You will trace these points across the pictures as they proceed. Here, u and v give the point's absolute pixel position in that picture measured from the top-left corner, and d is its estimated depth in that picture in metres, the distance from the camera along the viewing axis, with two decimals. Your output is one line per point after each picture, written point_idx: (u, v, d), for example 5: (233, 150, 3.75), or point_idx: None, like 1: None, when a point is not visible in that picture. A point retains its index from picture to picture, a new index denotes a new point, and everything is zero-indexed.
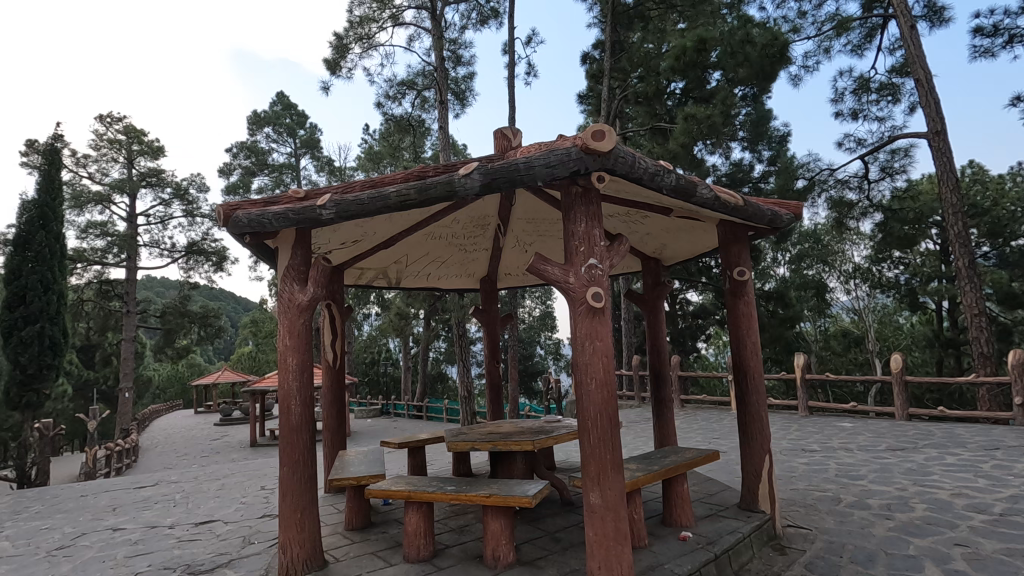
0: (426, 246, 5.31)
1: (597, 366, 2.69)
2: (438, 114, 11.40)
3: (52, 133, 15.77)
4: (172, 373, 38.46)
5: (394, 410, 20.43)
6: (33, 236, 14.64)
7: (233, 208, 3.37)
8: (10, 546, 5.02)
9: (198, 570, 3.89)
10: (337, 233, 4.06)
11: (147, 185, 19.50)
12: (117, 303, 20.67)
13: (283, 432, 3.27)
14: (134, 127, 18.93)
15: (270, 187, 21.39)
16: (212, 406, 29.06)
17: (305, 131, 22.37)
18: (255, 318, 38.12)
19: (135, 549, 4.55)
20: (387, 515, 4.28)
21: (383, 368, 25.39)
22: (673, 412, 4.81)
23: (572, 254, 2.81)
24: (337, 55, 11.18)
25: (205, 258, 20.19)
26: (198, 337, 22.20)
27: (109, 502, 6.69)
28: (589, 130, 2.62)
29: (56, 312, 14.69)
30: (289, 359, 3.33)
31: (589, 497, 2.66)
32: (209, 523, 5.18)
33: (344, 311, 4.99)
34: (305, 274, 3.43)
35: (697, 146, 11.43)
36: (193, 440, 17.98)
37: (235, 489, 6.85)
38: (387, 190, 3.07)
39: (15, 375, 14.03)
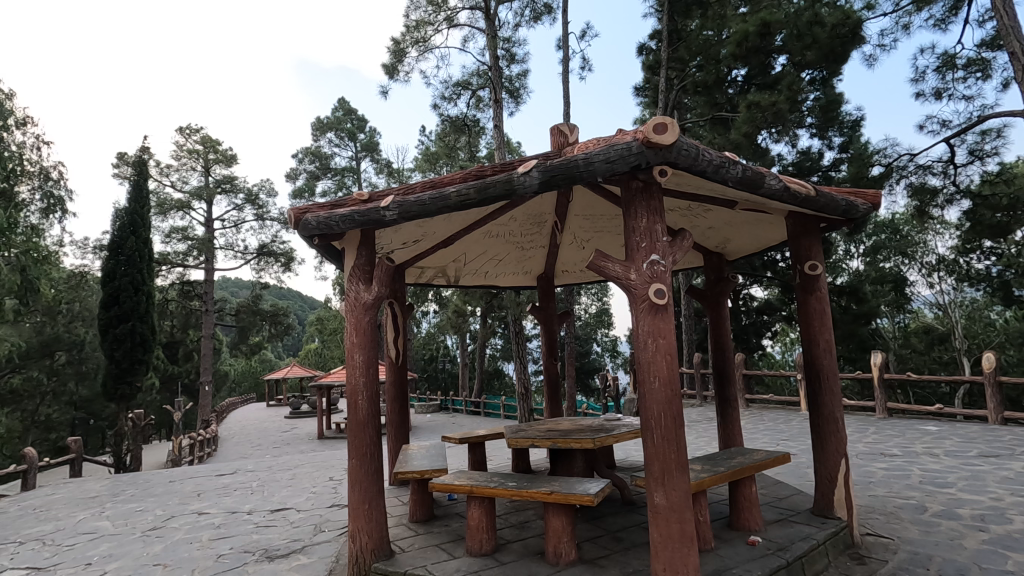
0: (483, 245, 5.37)
1: (659, 364, 2.64)
2: (493, 113, 11.50)
3: (140, 145, 17.13)
4: (246, 369, 40.76)
5: (453, 406, 20.81)
6: (125, 241, 15.88)
7: (304, 210, 3.55)
8: (111, 525, 5.50)
9: (275, 554, 4.12)
10: (398, 234, 4.18)
11: (222, 191, 20.76)
12: (197, 303, 22.19)
13: (351, 426, 3.40)
14: (210, 137, 20.18)
15: (334, 190, 22.22)
16: (283, 400, 30.63)
17: (364, 134, 23.11)
18: (321, 316, 39.72)
19: (218, 532, 4.87)
20: (449, 509, 4.37)
21: (441, 365, 25.93)
22: (739, 412, 4.65)
23: (633, 251, 2.77)
24: (394, 59, 11.47)
25: (275, 259, 21.29)
26: (268, 334, 23.44)
27: (194, 487, 7.19)
28: (650, 123, 2.55)
29: (145, 310, 15.84)
30: (356, 355, 3.46)
31: (653, 497, 2.61)
32: (282, 511, 5.47)
33: (406, 310, 5.14)
34: (370, 272, 3.55)
35: (761, 136, 10.98)
36: (266, 432, 19.01)
37: (306, 479, 7.19)
38: (447, 190, 3.12)
39: (112, 369, 15.30)
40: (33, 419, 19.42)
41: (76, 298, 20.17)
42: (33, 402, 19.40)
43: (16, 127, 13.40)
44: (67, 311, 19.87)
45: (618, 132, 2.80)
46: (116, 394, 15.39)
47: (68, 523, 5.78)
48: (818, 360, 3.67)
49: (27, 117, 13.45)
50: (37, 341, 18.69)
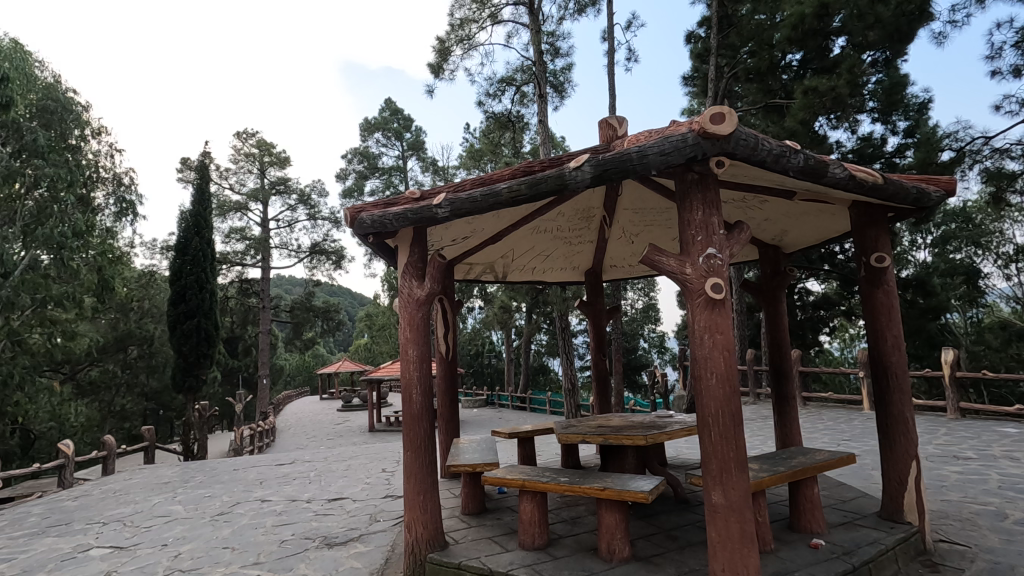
0: (531, 241, 5.38)
1: (717, 360, 2.58)
2: (537, 109, 11.47)
3: (201, 150, 18.04)
4: (300, 363, 42.43)
5: (499, 401, 20.98)
6: (190, 241, 16.80)
7: (359, 209, 3.64)
8: (183, 510, 5.85)
9: (334, 541, 4.27)
10: (449, 231, 4.25)
11: (277, 193, 21.61)
12: (254, 300, 23.24)
13: (405, 419, 3.48)
14: (265, 141, 21.04)
15: (382, 189, 22.69)
16: (335, 393, 31.63)
17: (411, 133, 23.50)
18: (370, 312, 40.72)
19: (280, 519, 5.10)
20: (500, 503, 4.42)
21: (487, 361, 26.13)
22: (798, 411, 4.48)
23: (689, 245, 2.71)
24: (439, 58, 11.60)
25: (326, 257, 22.01)
26: (321, 329, 24.25)
27: (256, 476, 7.55)
28: (707, 112, 2.48)
29: (210, 307, 16.68)
30: (410, 350, 3.53)
31: (710, 496, 2.55)
32: (339, 500, 5.67)
33: (455, 307, 5.21)
34: (422, 269, 3.62)
35: (818, 122, 10.52)
36: (320, 424, 19.67)
37: (360, 470, 7.43)
38: (499, 186, 3.14)
39: (181, 362, 16.23)
40: (110, 409, 20.84)
41: (146, 296, 21.47)
42: (109, 393, 20.84)
43: (92, 136, 14.35)
44: (139, 308, 21.16)
45: (672, 123, 2.75)
46: (185, 386, 16.32)
47: (145, 506, 6.19)
48: (886, 356, 3.50)
49: (102, 126, 14.38)
50: (112, 336, 19.99)
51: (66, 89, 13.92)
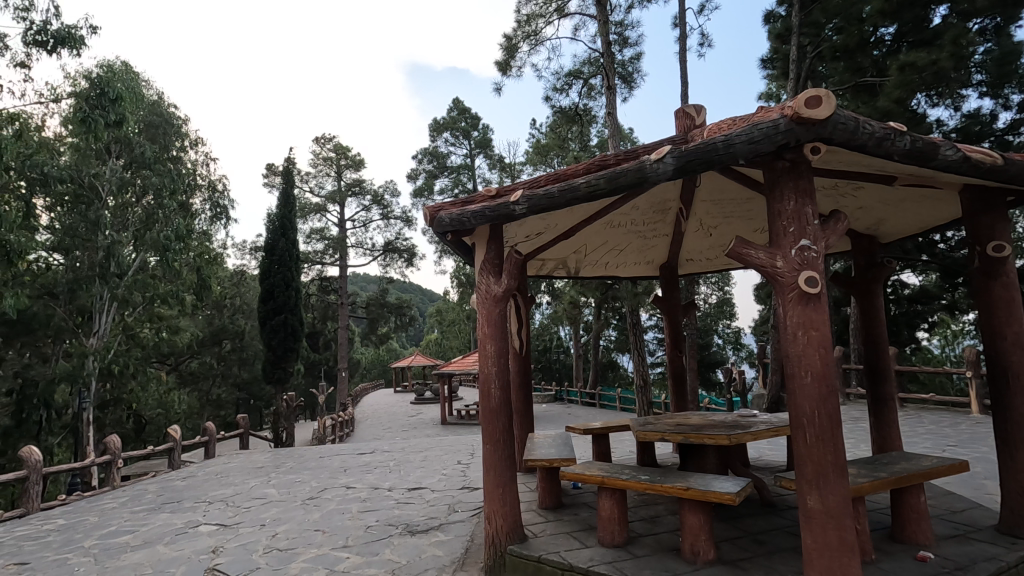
0: (605, 235, 5.30)
1: (812, 357, 2.45)
2: (605, 100, 11.29)
3: (284, 157, 19.19)
4: (376, 357, 44.34)
5: (568, 396, 20.92)
6: (277, 241, 17.91)
7: (437, 208, 3.73)
8: (276, 493, 6.27)
9: (416, 529, 4.44)
10: (523, 227, 4.27)
11: (352, 194, 22.62)
12: (333, 297, 24.47)
13: (484, 413, 3.53)
14: (342, 145, 22.10)
15: (451, 187, 23.18)
16: (409, 387, 32.78)
17: (478, 132, 23.80)
18: (441, 308, 41.82)
19: (365, 505, 5.36)
20: (577, 499, 4.43)
21: (555, 356, 26.11)
22: (897, 414, 4.15)
23: (779, 236, 2.58)
24: (507, 55, 11.66)
25: (399, 255, 22.80)
26: (394, 325, 25.12)
27: (340, 464, 7.97)
28: (801, 95, 2.35)
29: (295, 303, 17.75)
30: (488, 346, 3.59)
31: (805, 500, 2.44)
32: (418, 489, 5.87)
33: (528, 302, 5.24)
34: (499, 266, 3.66)
35: (914, 100, 9.70)
36: (395, 416, 20.42)
37: (437, 461, 7.66)
38: (576, 181, 3.12)
39: (270, 356, 17.34)
40: (208, 397, 22.68)
41: (238, 293, 23.19)
42: (207, 383, 22.68)
43: (190, 147, 15.61)
44: (231, 304, 22.86)
45: (760, 109, 2.63)
46: (274, 377, 17.42)
47: (244, 488, 6.70)
48: (1004, 356, 3.19)
49: (199, 138, 15.60)
50: (209, 331, 21.63)
51: (169, 105, 15.23)
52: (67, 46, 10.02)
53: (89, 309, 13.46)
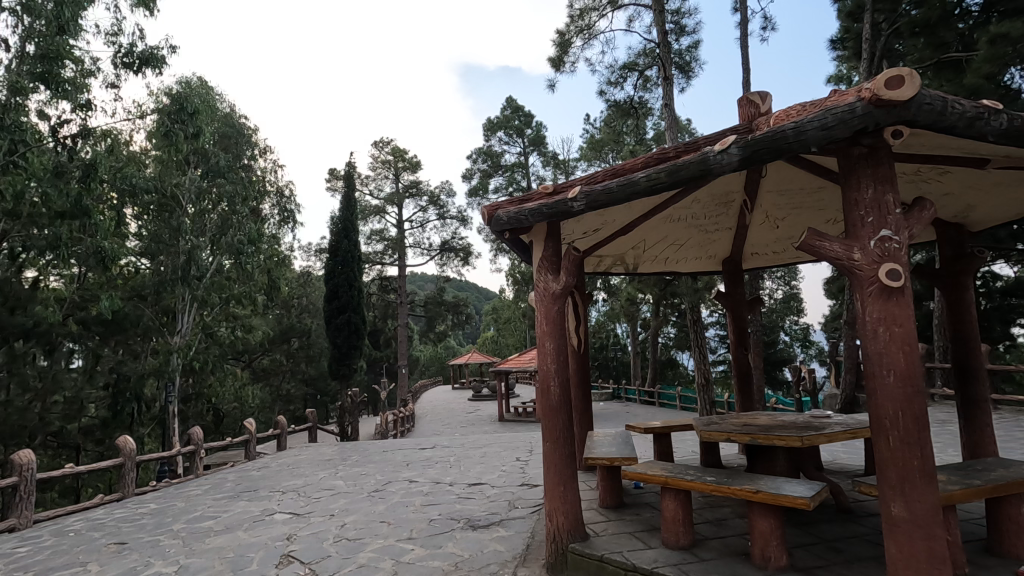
0: (664, 230, 5.18)
1: (895, 355, 2.30)
2: (662, 92, 11.02)
3: (346, 161, 19.91)
4: (434, 354, 45.30)
5: (626, 395, 20.62)
6: (340, 243, 18.61)
7: (495, 207, 3.76)
8: (344, 485, 6.53)
9: (478, 524, 4.51)
10: (581, 223, 4.24)
11: (410, 196, 23.18)
12: (393, 296, 25.20)
13: (544, 410, 3.53)
14: (399, 148, 22.69)
15: (505, 186, 23.31)
16: (466, 383, 33.28)
17: (531, 129, 23.79)
18: (496, 306, 42.20)
19: (427, 499, 5.50)
20: (638, 498, 4.36)
21: (612, 354, 25.79)
22: (992, 417, 3.83)
23: (856, 226, 2.44)
24: (560, 51, 11.59)
25: (455, 254, 23.17)
26: (452, 323, 25.56)
27: (403, 458, 8.20)
28: (881, 76, 2.21)
29: (358, 302, 18.40)
30: (547, 343, 3.58)
31: (889, 507, 2.29)
32: (479, 485, 5.96)
33: (586, 299, 5.21)
34: (557, 263, 3.65)
35: (1007, 75, 8.88)
36: (453, 412, 20.79)
37: (496, 457, 7.74)
38: (636, 175, 3.07)
39: (335, 353, 18.06)
40: (278, 392, 23.90)
41: (305, 293, 24.29)
42: (278, 378, 23.89)
43: (260, 155, 16.48)
44: (299, 304, 23.98)
45: (833, 93, 2.49)
46: (339, 373, 18.13)
47: (313, 479, 7.01)
48: None
49: (268, 146, 16.44)
50: (278, 330, 22.79)
51: (240, 116, 16.13)
52: (150, 66, 10.80)
53: (173, 309, 14.48)
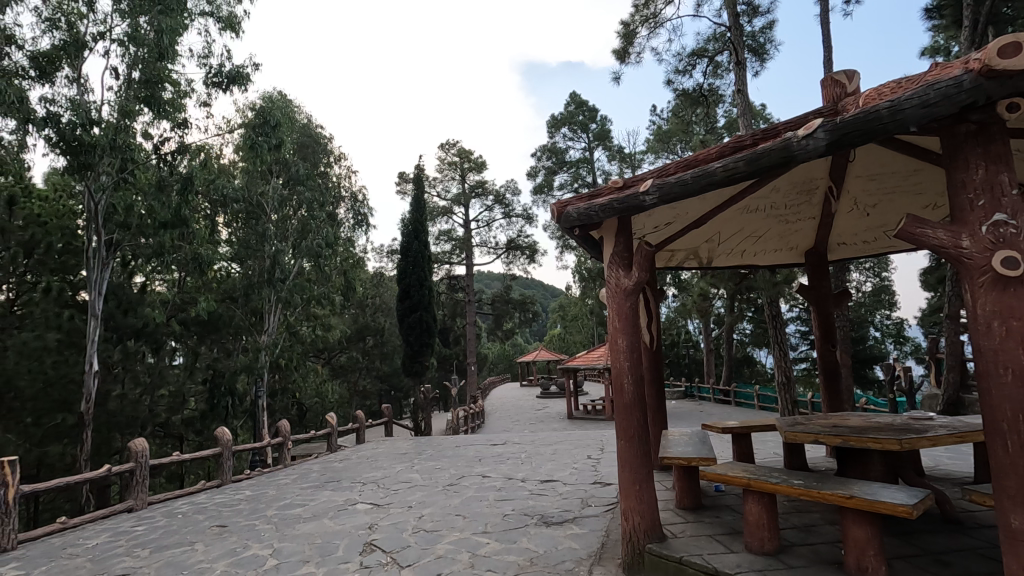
0: (740, 222, 4.96)
1: (1013, 352, 2.08)
2: (734, 78, 10.55)
3: (414, 165, 20.51)
4: (502, 352, 45.86)
5: (699, 394, 19.97)
6: (412, 244, 19.19)
7: (564, 204, 3.74)
8: (420, 478, 6.75)
9: (551, 520, 4.52)
10: (652, 217, 4.15)
11: (476, 195, 23.54)
12: (461, 294, 25.72)
13: (618, 408, 3.48)
14: (465, 149, 23.11)
15: (570, 183, 23.15)
16: (534, 381, 33.41)
17: (596, 124, 23.47)
18: (563, 303, 42.09)
19: (501, 494, 5.58)
20: (718, 501, 4.21)
21: (684, 351, 25.03)
22: None
23: (964, 211, 2.23)
24: (625, 42, 11.36)
25: (521, 252, 23.31)
26: (519, 321, 25.73)
27: (476, 453, 8.36)
28: (992, 44, 2.01)
29: (428, 302, 18.94)
30: (620, 340, 3.53)
31: (1006, 518, 2.10)
32: (551, 482, 5.97)
33: (657, 295, 5.08)
34: (629, 259, 3.59)
35: None
36: (522, 409, 20.93)
37: (567, 455, 7.73)
38: (712, 166, 2.96)
39: (408, 351, 18.67)
40: (355, 387, 25.05)
41: (378, 293, 25.28)
42: (355, 375, 25.02)
43: (336, 162, 17.30)
44: (372, 304, 25.00)
45: (935, 66, 2.30)
46: (412, 371, 18.74)
47: (391, 472, 7.30)
48: None
49: (342, 153, 17.23)
50: (354, 329, 23.90)
51: (316, 126, 17.01)
52: (237, 84, 11.62)
53: (261, 309, 15.51)
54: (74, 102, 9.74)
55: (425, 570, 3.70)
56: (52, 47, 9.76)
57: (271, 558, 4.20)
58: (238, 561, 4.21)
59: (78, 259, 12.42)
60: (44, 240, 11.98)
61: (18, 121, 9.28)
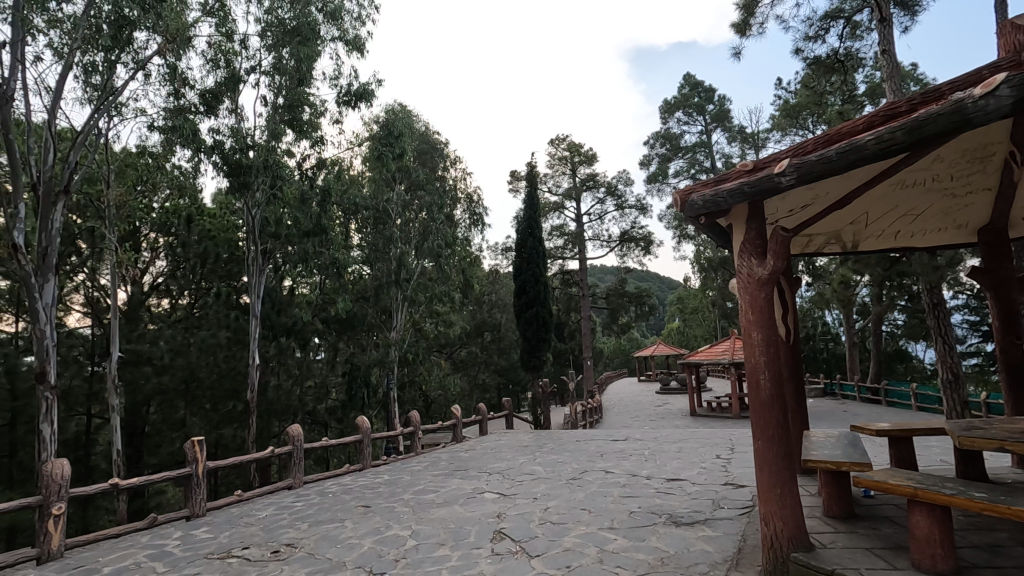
0: (893, 200, 4.42)
1: None
2: (878, 37, 9.38)
3: (526, 162, 20.82)
4: (618, 346, 45.07)
5: (841, 392, 18.09)
6: (526, 240, 19.53)
7: (688, 191, 3.58)
8: (543, 470, 6.87)
9: (680, 521, 4.36)
10: (787, 200, 3.83)
11: (587, 189, 23.33)
12: (575, 289, 25.67)
13: (754, 406, 3.26)
14: (575, 143, 23.01)
15: (686, 169, 22.10)
16: (653, 376, 32.42)
17: (714, 105, 22.13)
18: (681, 295, 40.33)
19: (626, 491, 5.49)
20: (874, 510, 3.80)
21: (822, 345, 22.84)
22: None
23: None
24: (746, 14, 10.58)
25: (636, 244, 22.71)
26: (635, 314, 25.11)
27: (597, 448, 8.32)
28: None
29: (544, 297, 19.15)
30: (754, 333, 3.30)
31: None
32: (678, 481, 5.77)
33: (793, 284, 4.69)
34: (762, 247, 3.35)
35: None
36: (641, 405, 20.42)
37: (693, 453, 7.41)
38: (861, 138, 2.67)
39: (526, 346, 19.01)
40: (475, 380, 26.08)
41: (494, 290, 26.06)
42: (475, 369, 26.05)
43: (452, 165, 18.09)
44: (489, 300, 25.82)
45: None
46: (530, 365, 19.06)
47: (515, 463, 7.50)
48: None
49: (457, 157, 17.97)
50: (473, 325, 24.89)
51: (433, 133, 17.91)
52: (363, 100, 12.58)
53: (389, 308, 16.69)
54: (234, 130, 11.21)
55: (555, 561, 3.75)
56: (216, 84, 11.30)
57: (410, 539, 4.52)
58: (382, 539, 4.58)
59: (240, 267, 14.29)
60: (214, 251, 13.89)
61: (193, 150, 10.88)
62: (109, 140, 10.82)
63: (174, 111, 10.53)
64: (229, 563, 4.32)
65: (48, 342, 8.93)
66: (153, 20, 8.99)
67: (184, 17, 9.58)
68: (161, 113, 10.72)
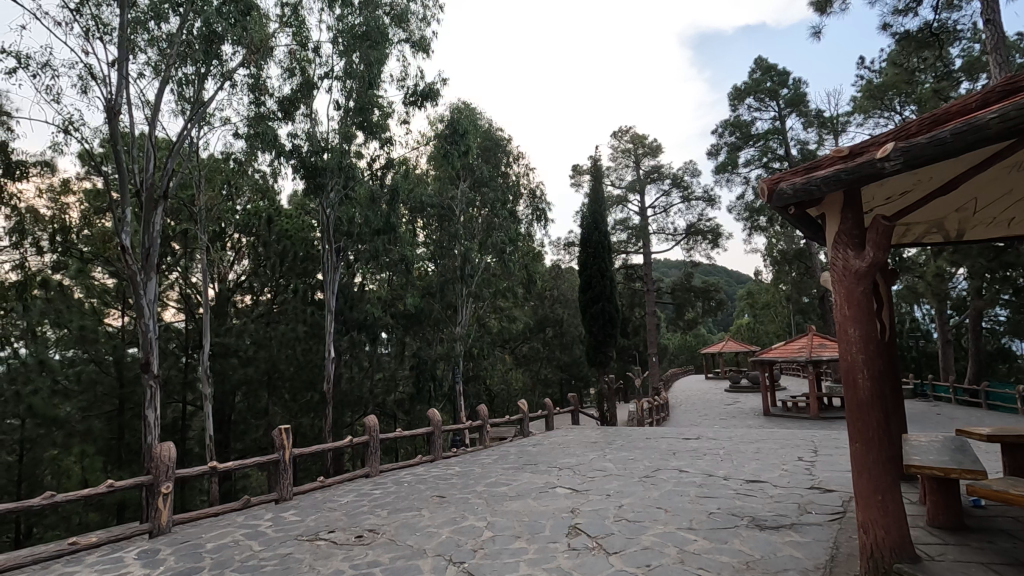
0: (1008, 184, 4.01)
1: None
2: (981, 7, 8.54)
3: (589, 156, 20.58)
4: (683, 342, 43.86)
5: (935, 393, 16.77)
6: (591, 234, 19.28)
7: (776, 180, 3.42)
8: (614, 467, 6.79)
9: (765, 524, 4.20)
10: (885, 187, 3.59)
11: (652, 181, 22.75)
12: (640, 283, 25.16)
13: (851, 407, 3.08)
14: (639, 135, 22.48)
15: (758, 158, 21.09)
16: (722, 373, 31.27)
17: (788, 89, 20.95)
18: (753, 291, 38.69)
19: (703, 491, 5.34)
20: (986, 522, 3.49)
21: (911, 342, 21.21)
22: None
23: None
24: None
25: (703, 237, 21.96)
26: (702, 310, 24.32)
27: (669, 446, 8.13)
28: None
29: (609, 292, 18.89)
30: (850, 330, 3.12)
31: None
32: (759, 482, 5.54)
33: (890, 278, 4.37)
34: (859, 238, 3.15)
35: None
36: (710, 403, 19.78)
37: (772, 455, 7.10)
38: (982, 116, 2.45)
39: (591, 341, 18.82)
40: (539, 375, 26.18)
41: (557, 285, 26.00)
42: (538, 364, 26.12)
43: (515, 161, 18.14)
44: (552, 296, 25.80)
45: None
46: (596, 360, 18.89)
47: (585, 459, 7.47)
48: None
49: (520, 152, 18.01)
50: (536, 320, 24.95)
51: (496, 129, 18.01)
52: (429, 99, 12.84)
53: (455, 303, 17.01)
54: (309, 134, 11.81)
55: (634, 559, 3.71)
56: (292, 91, 11.90)
57: (487, 530, 4.60)
58: (459, 529, 4.69)
59: (316, 265, 15.04)
60: (292, 250, 14.69)
61: (274, 154, 11.52)
62: (199, 148, 11.63)
63: (256, 118, 11.18)
64: (318, 545, 4.56)
65: (150, 335, 9.68)
66: (237, 33, 9.56)
67: (265, 29, 10.17)
68: (244, 121, 11.39)
